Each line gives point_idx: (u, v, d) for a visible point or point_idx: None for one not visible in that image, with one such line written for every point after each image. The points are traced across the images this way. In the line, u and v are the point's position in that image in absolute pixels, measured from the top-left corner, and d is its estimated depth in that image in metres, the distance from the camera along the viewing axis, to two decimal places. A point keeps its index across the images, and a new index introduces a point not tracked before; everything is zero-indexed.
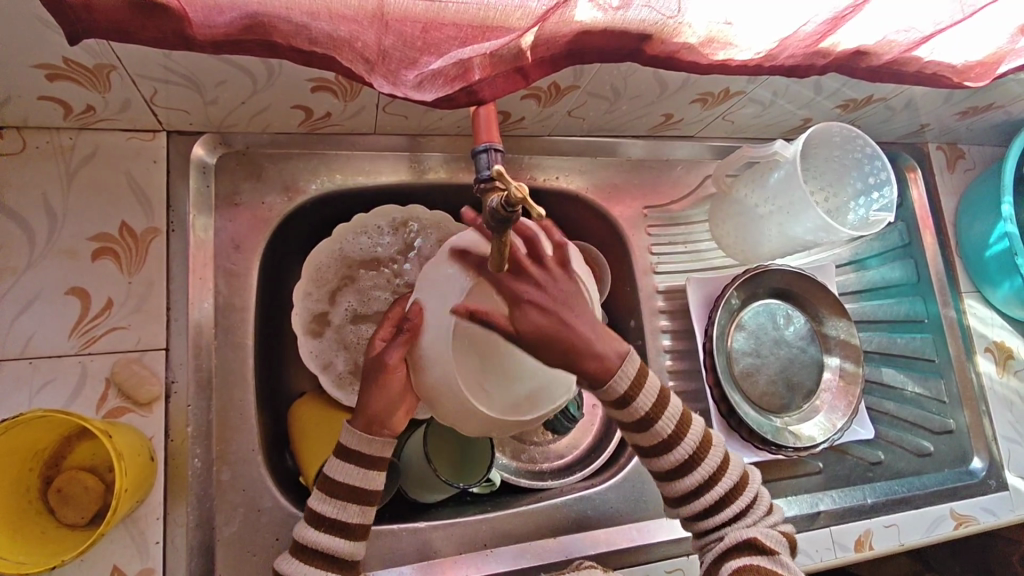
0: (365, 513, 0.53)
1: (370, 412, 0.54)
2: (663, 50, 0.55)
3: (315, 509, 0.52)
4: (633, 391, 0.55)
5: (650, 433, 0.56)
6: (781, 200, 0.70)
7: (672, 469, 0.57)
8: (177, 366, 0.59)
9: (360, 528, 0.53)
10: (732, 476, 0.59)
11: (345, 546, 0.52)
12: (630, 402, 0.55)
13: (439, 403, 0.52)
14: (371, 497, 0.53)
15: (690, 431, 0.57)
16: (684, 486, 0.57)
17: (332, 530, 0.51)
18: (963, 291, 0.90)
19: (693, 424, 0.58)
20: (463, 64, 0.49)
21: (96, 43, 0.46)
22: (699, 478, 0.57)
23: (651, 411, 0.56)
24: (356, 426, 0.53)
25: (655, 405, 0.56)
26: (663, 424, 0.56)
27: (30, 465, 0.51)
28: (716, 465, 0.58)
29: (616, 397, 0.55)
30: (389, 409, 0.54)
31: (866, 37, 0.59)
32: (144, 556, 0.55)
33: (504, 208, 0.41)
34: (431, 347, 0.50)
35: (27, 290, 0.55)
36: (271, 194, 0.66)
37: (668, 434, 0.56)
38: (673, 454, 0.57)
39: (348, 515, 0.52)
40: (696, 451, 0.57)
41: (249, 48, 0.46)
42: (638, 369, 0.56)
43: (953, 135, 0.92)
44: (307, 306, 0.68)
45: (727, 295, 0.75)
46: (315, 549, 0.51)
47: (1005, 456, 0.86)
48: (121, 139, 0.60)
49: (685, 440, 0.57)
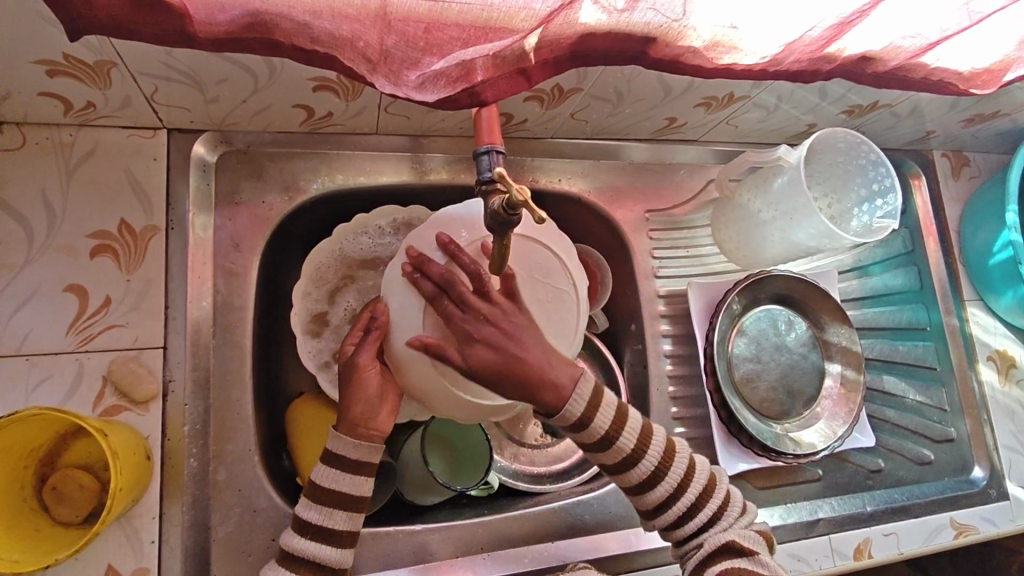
0: (353, 520, 0.52)
1: (350, 416, 0.53)
2: (668, 53, 0.54)
3: (301, 516, 0.52)
4: (589, 413, 0.54)
5: (612, 452, 0.55)
6: (784, 205, 0.69)
7: (638, 484, 0.56)
8: (175, 365, 0.59)
9: (348, 536, 0.52)
10: (698, 483, 0.58)
11: (334, 555, 0.51)
12: (588, 424, 0.54)
13: (435, 406, 0.55)
14: (360, 504, 0.53)
15: (652, 444, 0.56)
16: (652, 500, 0.57)
17: (318, 537, 0.51)
18: (966, 299, 0.90)
19: (655, 435, 0.57)
20: (466, 65, 0.49)
21: (98, 39, 0.46)
22: (668, 488, 0.56)
23: (611, 430, 0.55)
24: (347, 435, 0.53)
25: (615, 421, 0.55)
26: (625, 439, 0.55)
27: (25, 463, 0.51)
28: (682, 474, 0.57)
29: (573, 419, 0.54)
30: (371, 411, 0.54)
31: (872, 43, 0.59)
32: (138, 556, 0.54)
33: (505, 210, 0.41)
34: (402, 346, 0.53)
35: (25, 287, 0.55)
36: (271, 193, 0.66)
37: (631, 448, 0.55)
38: (637, 468, 0.56)
39: (334, 522, 0.51)
40: (661, 462, 0.56)
41: (250, 46, 0.46)
42: (593, 389, 0.55)
43: (958, 142, 0.92)
44: (305, 306, 0.68)
45: (729, 300, 0.75)
46: (300, 556, 0.50)
47: (1006, 466, 0.85)
48: (121, 136, 0.60)
49: (648, 454, 0.56)
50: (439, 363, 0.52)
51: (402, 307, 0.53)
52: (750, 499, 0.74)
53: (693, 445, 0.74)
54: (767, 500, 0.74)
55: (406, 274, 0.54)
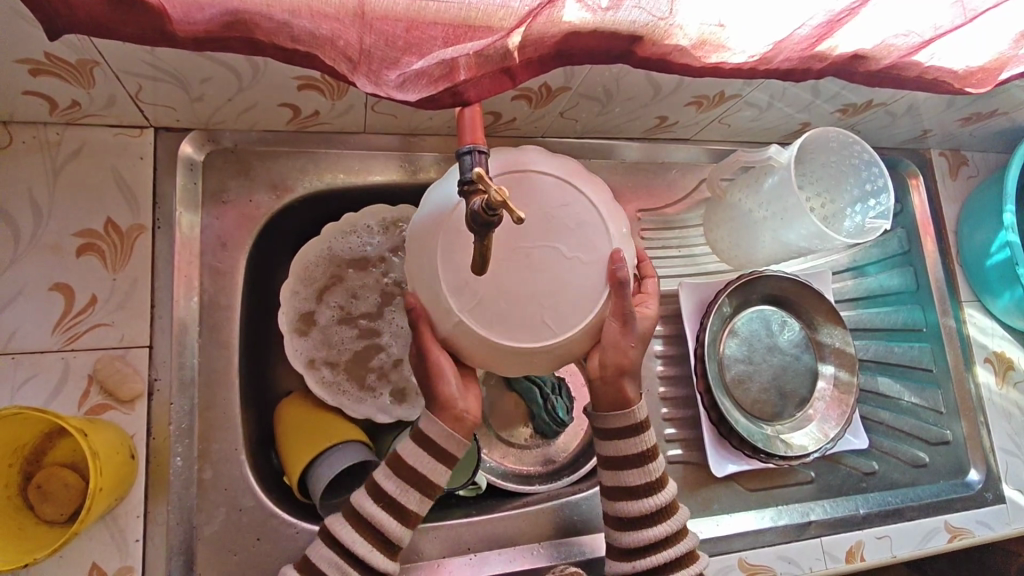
0: (423, 504, 0.52)
1: (434, 401, 0.53)
2: (654, 52, 0.54)
3: (379, 483, 0.52)
4: (645, 423, 0.58)
5: (639, 472, 0.58)
6: (775, 206, 0.68)
7: (638, 517, 0.58)
8: (160, 364, 0.59)
9: (414, 517, 0.52)
10: (685, 544, 0.59)
11: (397, 530, 0.51)
12: (639, 432, 0.58)
13: (443, 335, 0.51)
14: (432, 489, 0.53)
15: (668, 488, 0.59)
16: (639, 540, 0.58)
17: (389, 509, 0.52)
18: (963, 300, 0.89)
19: (671, 485, 0.60)
20: (447, 64, 0.48)
21: (79, 38, 0.46)
22: (661, 533, 0.58)
23: (652, 449, 0.58)
24: (436, 416, 0.53)
25: (654, 446, 0.59)
26: (655, 466, 0.58)
27: (9, 462, 0.51)
28: (675, 528, 0.59)
29: (630, 423, 0.58)
30: (454, 395, 0.53)
31: (864, 41, 0.58)
32: (123, 554, 0.54)
33: (485, 211, 0.41)
34: (416, 260, 0.51)
35: (11, 285, 0.55)
36: (259, 192, 0.66)
37: (655, 478, 0.58)
38: (645, 501, 0.57)
39: (406, 499, 0.52)
40: (664, 507, 0.58)
41: (230, 46, 0.45)
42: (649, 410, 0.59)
43: (956, 141, 0.91)
44: (294, 305, 0.67)
45: (719, 302, 0.74)
46: (370, 522, 0.51)
47: (1003, 468, 0.84)
48: (108, 134, 0.60)
49: (663, 492, 0.58)
50: (442, 274, 0.48)
51: (421, 220, 0.51)
52: (740, 500, 0.73)
53: (684, 446, 0.73)
54: (757, 502, 0.74)
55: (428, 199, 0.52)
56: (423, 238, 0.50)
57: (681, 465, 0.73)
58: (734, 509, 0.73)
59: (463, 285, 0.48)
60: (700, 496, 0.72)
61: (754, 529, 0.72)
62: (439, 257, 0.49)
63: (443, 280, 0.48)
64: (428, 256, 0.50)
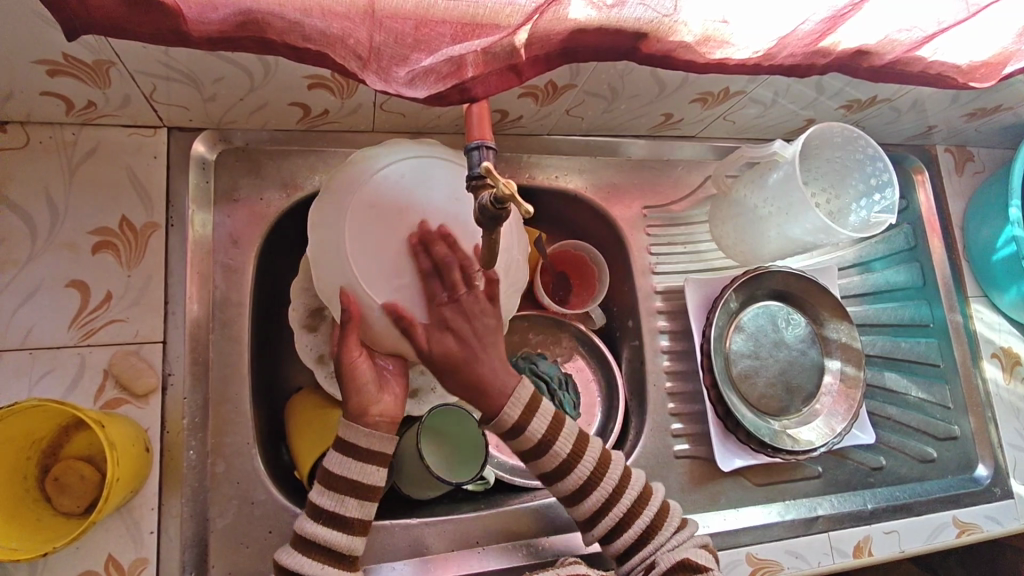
0: (364, 508, 0.55)
1: (351, 406, 0.56)
2: (659, 49, 0.55)
3: (316, 502, 0.54)
4: (525, 418, 0.58)
5: (549, 457, 0.59)
6: (780, 201, 0.69)
7: (573, 491, 0.60)
8: (174, 359, 0.60)
9: (359, 525, 0.54)
10: (633, 490, 0.61)
11: (343, 538, 0.53)
12: (523, 429, 0.58)
13: (357, 321, 0.54)
14: (371, 493, 0.55)
15: (588, 450, 0.60)
16: (585, 509, 0.60)
17: (331, 522, 0.53)
18: (970, 295, 0.89)
19: (592, 444, 0.61)
20: (456, 62, 0.49)
21: (95, 39, 0.47)
22: (601, 496, 0.59)
23: (547, 435, 0.59)
24: (355, 423, 0.56)
25: (550, 428, 0.59)
26: (560, 446, 0.59)
27: (28, 454, 0.52)
28: (616, 482, 0.60)
29: (510, 426, 0.58)
30: (370, 399, 0.57)
31: (867, 37, 0.58)
32: (138, 546, 0.55)
33: (493, 205, 0.42)
34: (322, 242, 0.55)
35: (28, 282, 0.56)
36: (270, 190, 0.67)
37: (566, 454, 0.59)
38: (571, 476, 0.59)
39: (346, 508, 0.54)
40: (594, 470, 0.60)
41: (244, 45, 0.46)
42: (530, 394, 0.59)
43: (962, 137, 0.91)
44: (303, 301, 0.66)
45: (725, 297, 0.75)
46: (315, 542, 0.52)
47: (1011, 464, 0.84)
48: (122, 134, 0.61)
49: (583, 461, 0.60)
50: (358, 266, 0.53)
51: (330, 206, 0.56)
52: (747, 495, 0.74)
53: (691, 441, 0.74)
54: (765, 496, 0.74)
55: (330, 190, 0.57)
56: (331, 218, 0.55)
57: (689, 459, 0.73)
58: (742, 504, 0.73)
59: (371, 267, 0.53)
60: (707, 491, 0.72)
61: (762, 524, 0.72)
62: (349, 237, 0.53)
63: (353, 257, 0.53)
64: (335, 234, 0.54)
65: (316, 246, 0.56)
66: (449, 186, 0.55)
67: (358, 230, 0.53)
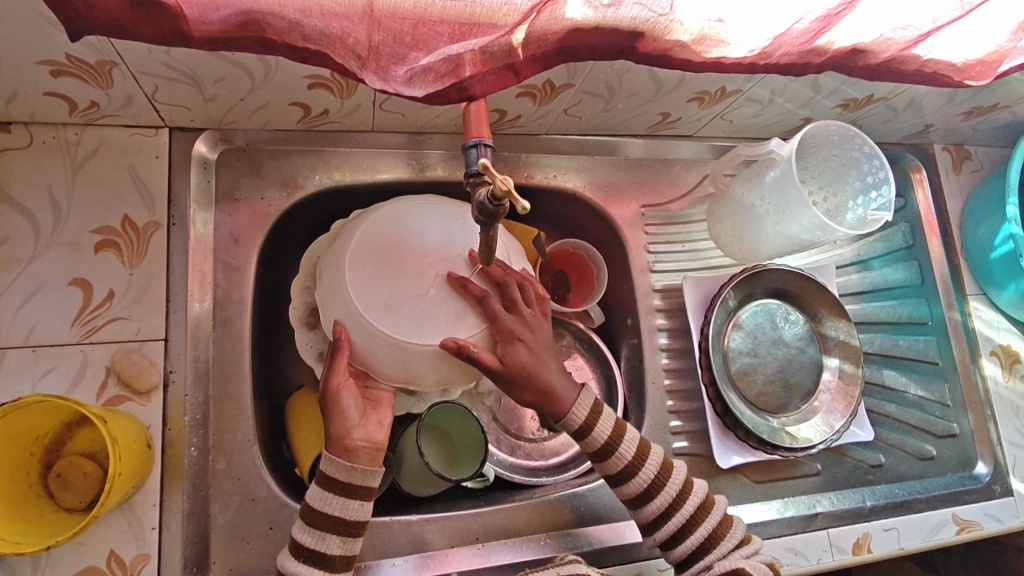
0: (347, 545, 0.54)
1: (332, 433, 0.55)
2: (656, 48, 0.55)
3: (295, 539, 0.53)
4: (590, 420, 0.61)
5: (613, 459, 0.61)
6: (777, 199, 0.69)
7: (636, 494, 0.61)
8: (175, 356, 0.60)
9: (340, 561, 0.53)
10: (696, 498, 0.62)
11: None
12: (588, 432, 0.61)
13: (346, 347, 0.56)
14: (355, 530, 0.54)
15: (650, 456, 0.62)
16: (649, 513, 0.61)
17: (311, 560, 0.52)
18: (968, 293, 0.89)
19: (654, 449, 0.63)
20: (452, 61, 0.50)
21: (99, 41, 0.48)
22: (663, 501, 0.61)
23: (611, 439, 0.61)
24: (336, 457, 0.54)
25: (613, 433, 0.61)
26: (624, 449, 0.61)
27: (31, 451, 0.52)
28: (677, 490, 0.61)
29: (575, 428, 0.61)
30: (351, 425, 0.56)
31: (861, 36, 0.59)
32: (140, 542, 0.56)
33: (490, 202, 0.42)
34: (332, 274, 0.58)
35: (31, 281, 0.57)
36: (271, 189, 0.67)
37: (629, 458, 0.61)
38: (636, 479, 0.61)
39: (327, 546, 0.53)
40: (657, 476, 0.61)
41: (244, 45, 0.47)
42: (593, 400, 0.62)
43: (959, 136, 0.91)
44: (304, 300, 0.67)
45: (723, 295, 0.75)
46: None
47: (1010, 461, 0.84)
48: (125, 135, 0.62)
49: (646, 465, 0.61)
50: (354, 293, 0.55)
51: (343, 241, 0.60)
52: (747, 492, 0.74)
53: (690, 438, 0.74)
54: (764, 494, 0.74)
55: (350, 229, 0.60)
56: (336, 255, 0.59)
57: (688, 457, 0.73)
58: (742, 501, 0.73)
59: (368, 294, 0.55)
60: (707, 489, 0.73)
61: (761, 521, 0.72)
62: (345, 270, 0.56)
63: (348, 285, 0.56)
64: (334, 270, 0.58)
65: (329, 281, 0.59)
66: (434, 215, 0.59)
67: (352, 260, 0.56)
